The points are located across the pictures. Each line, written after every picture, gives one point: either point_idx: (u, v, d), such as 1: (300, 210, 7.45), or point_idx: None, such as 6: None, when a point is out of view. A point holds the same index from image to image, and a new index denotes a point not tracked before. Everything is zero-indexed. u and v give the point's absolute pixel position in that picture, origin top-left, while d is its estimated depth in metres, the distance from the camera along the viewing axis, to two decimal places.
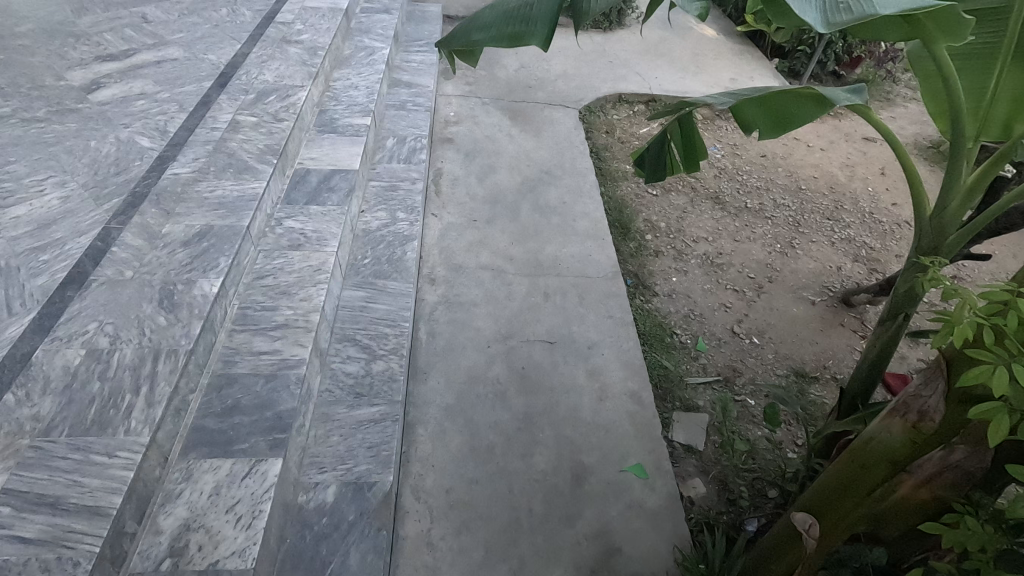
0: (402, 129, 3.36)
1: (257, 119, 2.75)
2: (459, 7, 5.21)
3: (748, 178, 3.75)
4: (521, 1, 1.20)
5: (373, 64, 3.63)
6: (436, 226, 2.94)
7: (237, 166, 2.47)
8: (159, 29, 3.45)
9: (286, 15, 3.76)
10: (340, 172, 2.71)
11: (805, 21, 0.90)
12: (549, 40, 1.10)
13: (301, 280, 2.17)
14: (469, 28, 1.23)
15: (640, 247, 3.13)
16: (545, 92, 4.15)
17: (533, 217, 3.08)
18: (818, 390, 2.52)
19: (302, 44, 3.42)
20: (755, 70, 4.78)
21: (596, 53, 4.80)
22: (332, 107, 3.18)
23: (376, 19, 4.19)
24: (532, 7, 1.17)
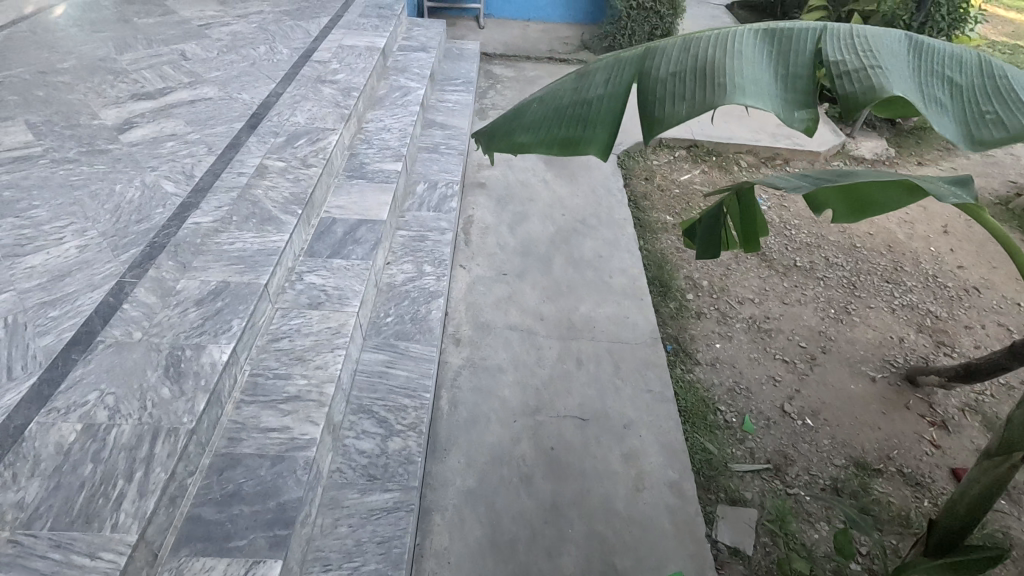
0: (434, 174, 3.25)
1: (285, 164, 2.67)
2: (497, 45, 5.16)
3: (797, 234, 3.53)
4: (569, 97, 1.17)
5: (407, 105, 3.56)
6: (464, 278, 2.79)
7: (260, 215, 2.37)
8: (197, 67, 3.45)
9: (323, 54, 3.74)
10: (367, 222, 2.59)
11: (953, 140, 1.04)
12: (610, 149, 1.11)
13: (317, 344, 2.04)
14: (514, 129, 1.18)
15: (680, 308, 2.92)
16: None
17: (566, 270, 2.90)
18: (882, 485, 2.24)
19: (336, 84, 3.36)
20: None
21: None
22: (363, 150, 3.10)
23: (413, 58, 4.15)
24: (584, 106, 1.15)
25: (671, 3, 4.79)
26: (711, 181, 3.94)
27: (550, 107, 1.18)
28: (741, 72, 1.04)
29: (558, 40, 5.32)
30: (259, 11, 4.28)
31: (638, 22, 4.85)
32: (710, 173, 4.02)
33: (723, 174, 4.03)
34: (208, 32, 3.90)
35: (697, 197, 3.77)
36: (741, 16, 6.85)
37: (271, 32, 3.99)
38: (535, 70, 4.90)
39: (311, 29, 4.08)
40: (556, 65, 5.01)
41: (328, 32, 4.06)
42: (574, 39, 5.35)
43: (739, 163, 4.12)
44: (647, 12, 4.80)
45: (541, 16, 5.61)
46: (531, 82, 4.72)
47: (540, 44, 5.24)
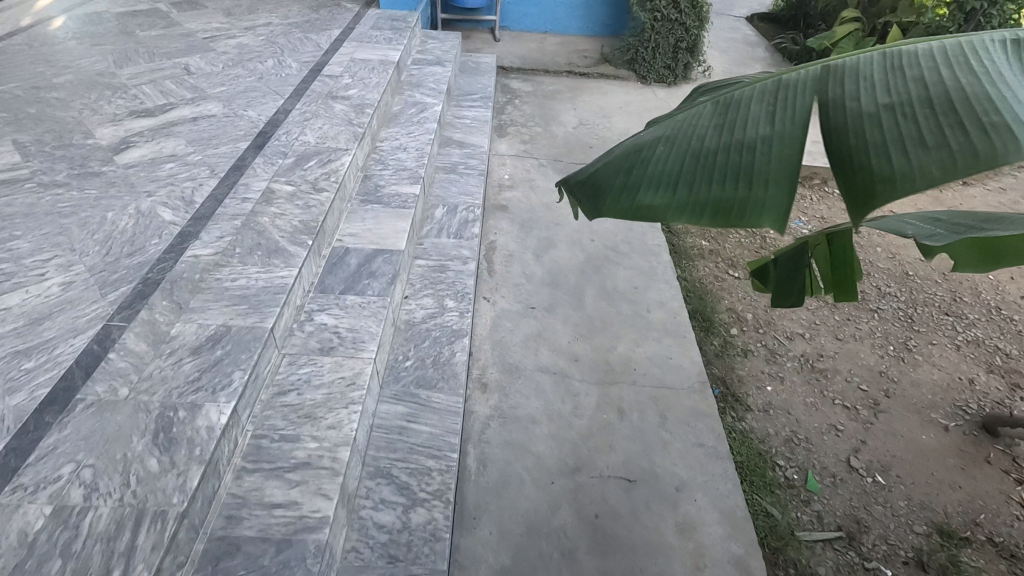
0: (453, 197, 3.02)
1: (294, 188, 2.44)
2: (513, 57, 4.96)
3: None
4: (720, 138, 0.83)
5: (424, 122, 3.35)
6: (488, 312, 2.54)
7: (266, 246, 2.13)
8: (201, 82, 3.24)
9: (334, 69, 3.53)
10: (383, 252, 2.36)
11: None
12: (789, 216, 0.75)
13: (330, 398, 1.78)
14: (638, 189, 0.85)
15: (726, 344, 2.66)
16: None
17: (600, 303, 2.66)
18: (972, 557, 1.96)
19: (349, 101, 3.16)
20: None
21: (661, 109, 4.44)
22: (377, 171, 2.87)
23: (428, 72, 3.94)
24: (746, 151, 0.80)
25: (698, 15, 4.58)
26: None
27: (691, 154, 0.84)
28: (1005, 94, 0.73)
29: (577, 53, 5.12)
30: (267, 23, 4.09)
31: (663, 34, 4.63)
32: None
33: None
34: (213, 45, 3.71)
35: None
36: (762, 29, 6.66)
37: (280, 45, 3.79)
38: (554, 84, 4.69)
39: (321, 41, 3.88)
40: (576, 78, 4.79)
41: (339, 45, 3.86)
42: (593, 51, 5.15)
43: None
44: (672, 23, 4.59)
45: (559, 28, 5.41)
46: (550, 97, 4.51)
47: (559, 57, 5.04)
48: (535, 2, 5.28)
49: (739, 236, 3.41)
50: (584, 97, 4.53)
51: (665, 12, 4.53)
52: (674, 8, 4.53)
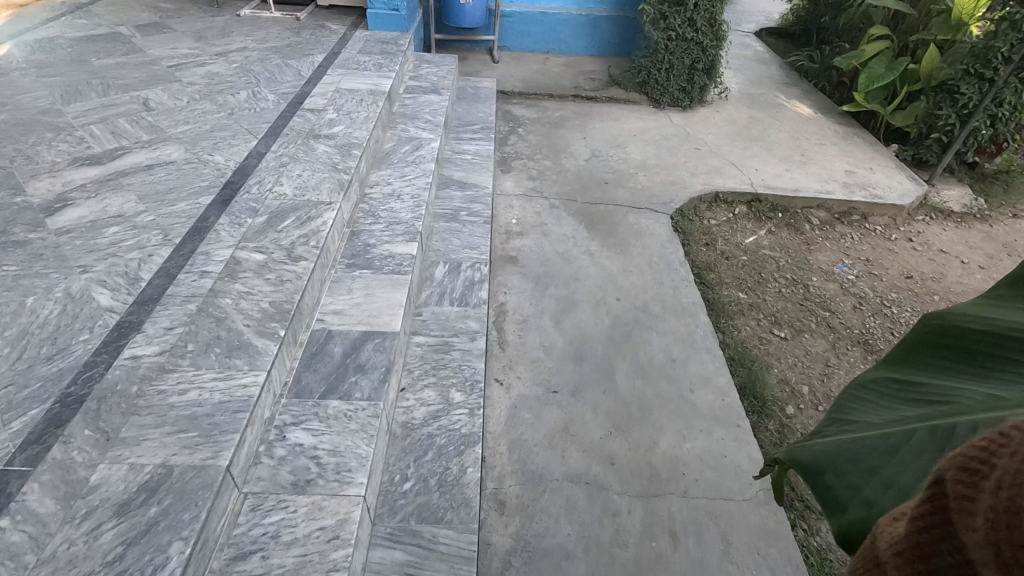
0: (456, 252, 2.60)
1: (265, 257, 2.02)
2: (515, 81, 4.58)
3: (899, 314, 2.91)
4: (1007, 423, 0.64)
5: (419, 162, 2.94)
6: (502, 400, 2.11)
7: (226, 339, 1.70)
8: (161, 121, 2.82)
9: (317, 101, 3.12)
10: (373, 336, 1.94)
11: None
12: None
13: (305, 562, 1.35)
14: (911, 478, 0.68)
15: (784, 429, 2.23)
16: (625, 191, 3.42)
17: (634, 382, 2.23)
18: None
19: (333, 140, 2.75)
20: (872, 160, 3.97)
21: (678, 137, 4.06)
22: (366, 226, 2.45)
23: (423, 102, 3.54)
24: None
25: (715, 34, 4.21)
26: (781, 242, 3.32)
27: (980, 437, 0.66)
28: None
29: (583, 74, 4.75)
30: (242, 48, 3.68)
31: (677, 55, 4.25)
32: (779, 233, 3.39)
33: (793, 233, 3.41)
34: (179, 74, 3.28)
35: (768, 265, 3.14)
36: (773, 45, 6.34)
37: (255, 74, 3.37)
38: (560, 111, 4.31)
39: (302, 69, 3.47)
40: (583, 104, 4.43)
41: (323, 73, 3.45)
42: (600, 72, 4.79)
43: (810, 220, 3.50)
44: (688, 43, 4.22)
45: (563, 48, 5.04)
46: (557, 125, 4.12)
47: (564, 80, 4.66)
48: (538, 21, 4.91)
49: (780, 284, 3.01)
50: (594, 124, 4.15)
51: (680, 31, 4.15)
52: (690, 26, 4.15)
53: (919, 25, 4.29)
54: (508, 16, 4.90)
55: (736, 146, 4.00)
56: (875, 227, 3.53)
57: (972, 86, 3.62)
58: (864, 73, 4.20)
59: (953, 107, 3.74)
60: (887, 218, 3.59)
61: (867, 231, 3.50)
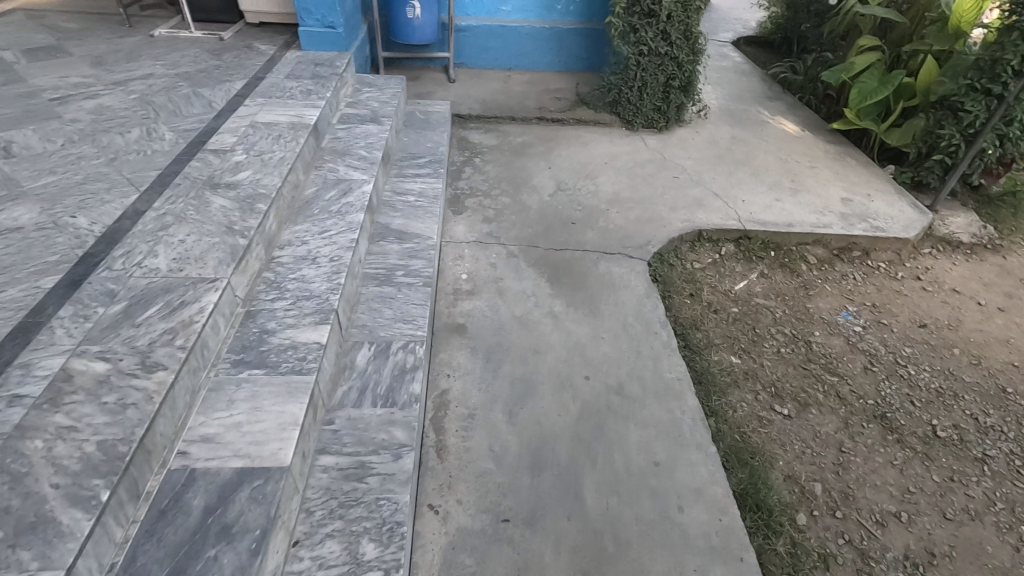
0: (386, 327, 2.11)
1: (108, 368, 1.51)
2: (473, 102, 4.12)
3: (917, 376, 2.48)
4: None
5: (346, 210, 2.45)
6: (436, 538, 1.63)
7: (17, 515, 1.18)
8: (22, 172, 2.30)
9: (224, 139, 2.62)
10: (252, 477, 1.43)
11: None
12: None
13: None
14: None
15: (796, 552, 1.78)
16: (595, 231, 2.97)
17: (608, 501, 1.76)
18: None
19: (235, 191, 2.25)
20: (869, 185, 3.58)
21: (654, 164, 3.63)
22: (267, 303, 1.95)
23: (359, 134, 3.05)
24: None
25: (691, 47, 3.79)
26: (775, 288, 2.89)
27: None
28: None
29: (548, 93, 4.30)
30: (147, 75, 3.16)
31: (651, 71, 3.82)
32: (772, 276, 2.97)
33: (788, 276, 2.98)
34: (61, 109, 2.76)
35: (763, 317, 2.70)
36: (752, 55, 5.98)
37: (156, 106, 2.86)
38: (522, 136, 3.86)
39: (215, 99, 2.97)
40: (548, 127, 3.99)
41: (238, 103, 2.95)
42: (568, 91, 4.35)
43: (806, 259, 3.08)
44: (662, 58, 3.79)
45: (526, 64, 4.59)
46: (518, 153, 3.66)
47: (527, 100, 4.22)
48: (497, 35, 4.45)
49: (777, 343, 2.57)
50: (560, 151, 3.70)
51: (652, 45, 3.71)
52: (663, 40, 3.71)
53: (911, 35, 3.91)
54: (465, 31, 4.44)
55: (719, 173, 3.57)
56: (878, 265, 3.12)
57: (978, 103, 3.21)
58: (855, 88, 3.80)
59: (957, 125, 3.35)
60: (890, 253, 3.18)
61: (870, 269, 3.09)
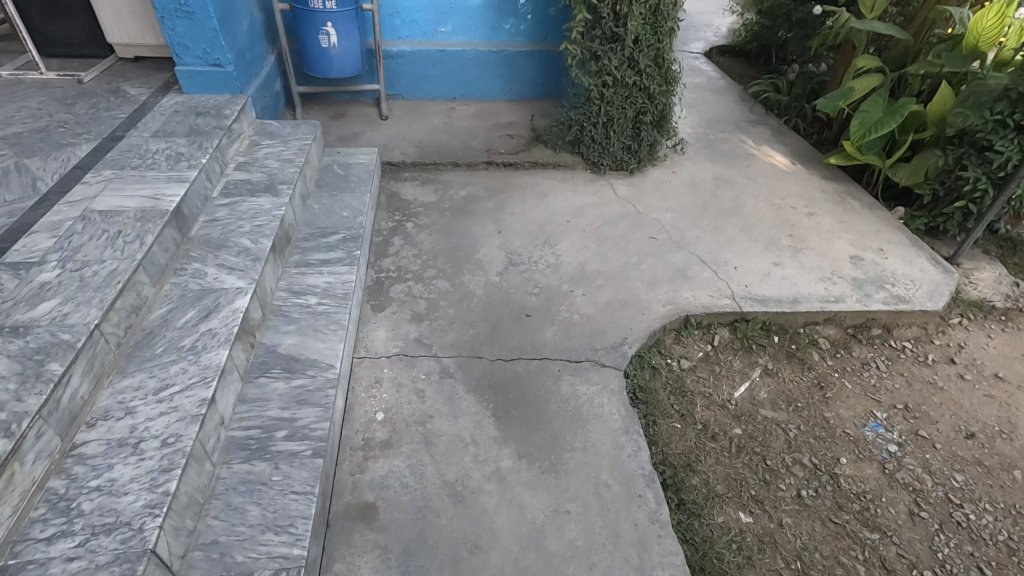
0: (245, 544, 1.43)
1: None
2: (408, 145, 3.44)
3: (979, 522, 1.91)
4: None
5: (205, 344, 1.75)
6: None
7: None
8: None
9: (38, 242, 1.91)
10: None
11: None
12: None
13: None
14: None
15: None
16: (556, 325, 2.33)
17: None
18: None
19: (20, 339, 1.53)
20: (880, 237, 3.03)
21: (626, 221, 3.01)
22: (40, 547, 1.25)
23: (245, 211, 2.34)
24: None
25: (664, 76, 3.17)
26: (784, 391, 2.29)
27: None
28: None
29: (498, 129, 3.65)
30: None
31: (617, 105, 3.20)
32: (779, 373, 2.37)
33: (798, 370, 2.39)
34: None
35: (774, 441, 2.09)
36: (727, 68, 5.40)
37: None
38: (467, 188, 3.20)
39: (45, 175, 2.24)
40: (499, 175, 3.34)
41: (76, 180, 2.23)
42: (522, 125, 3.71)
43: (817, 345, 2.49)
44: (630, 89, 3.16)
45: (473, 92, 3.93)
46: (461, 212, 3.00)
47: (474, 138, 3.55)
48: (436, 61, 3.77)
49: (796, 481, 1.96)
50: (512, 208, 3.06)
51: (617, 74, 3.08)
52: (630, 67, 3.09)
53: (916, 53, 3.39)
54: (397, 57, 3.74)
55: (704, 230, 2.97)
56: (903, 345, 2.55)
57: (1009, 142, 2.67)
58: (855, 118, 3.25)
59: (983, 166, 2.80)
60: (915, 328, 2.62)
61: (894, 353, 2.52)
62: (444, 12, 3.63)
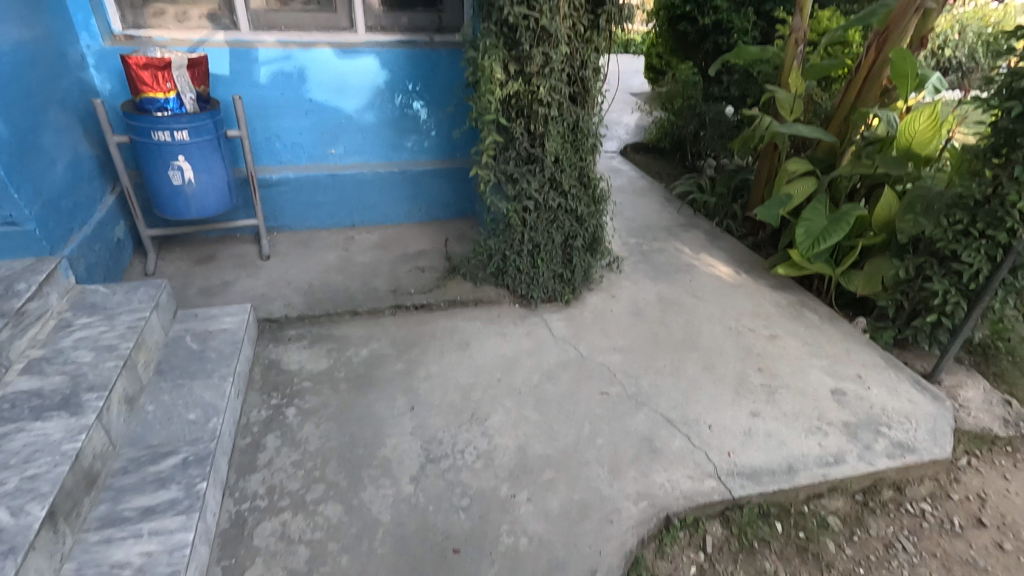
0: None
1: None
2: (293, 292, 2.78)
3: None
4: None
5: None
6: None
7: None
8: None
9: None
10: None
11: None
12: None
13: None
14: None
15: None
16: (497, 563, 1.67)
17: None
18: None
19: None
20: (853, 359, 2.66)
21: (569, 371, 2.46)
22: None
23: (14, 451, 1.55)
24: None
25: (591, 196, 2.77)
26: None
27: None
28: None
29: (406, 261, 3.08)
30: None
31: (542, 230, 2.74)
32: None
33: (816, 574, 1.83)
34: None
35: None
36: (644, 166, 5.24)
37: None
38: (368, 343, 2.56)
39: None
40: (409, 319, 2.73)
41: None
42: (436, 253, 3.17)
43: (828, 528, 1.96)
44: (555, 211, 2.72)
45: (374, 217, 3.38)
46: (361, 382, 2.33)
47: (378, 275, 2.95)
48: (327, 186, 3.21)
49: None
50: (428, 367, 2.43)
51: (539, 198, 2.64)
52: (552, 189, 2.66)
53: (841, 153, 3.24)
54: (279, 184, 3.14)
55: (662, 374, 2.47)
56: (922, 510, 2.08)
57: (976, 252, 2.41)
58: (798, 226, 2.97)
59: (949, 277, 2.53)
60: (927, 482, 2.17)
61: (914, 522, 2.03)
62: (333, 132, 3.13)
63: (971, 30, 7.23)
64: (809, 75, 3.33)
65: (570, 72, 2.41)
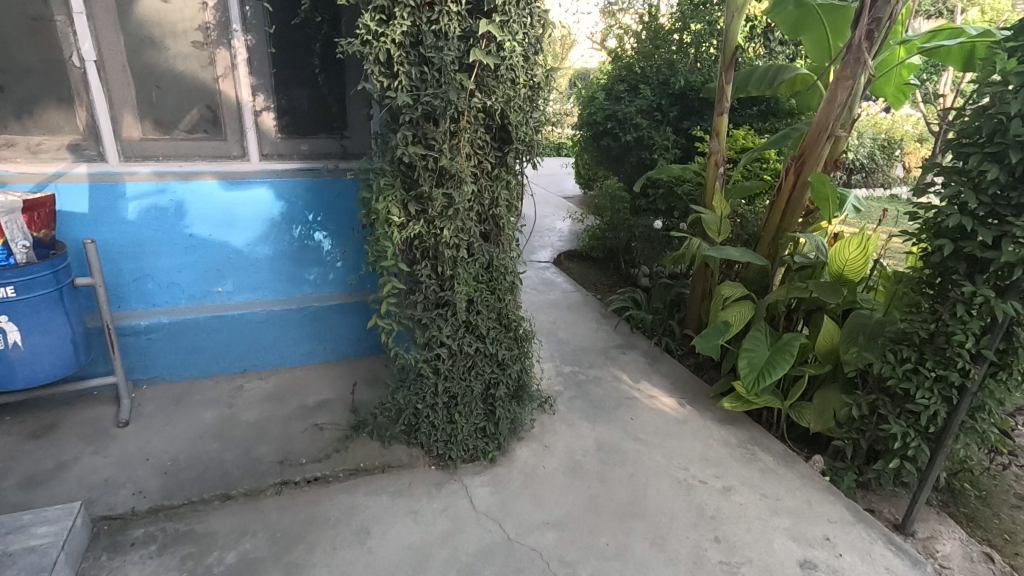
0: None
1: None
2: (150, 472, 2.24)
3: None
4: None
5: None
6: None
7: None
8: None
9: None
10: None
11: None
12: None
13: None
14: None
15: None
16: None
17: None
18: None
19: None
20: (817, 515, 2.33)
21: (493, 563, 2.00)
22: None
23: None
24: None
25: (513, 338, 2.45)
26: None
27: None
28: None
29: (301, 417, 2.61)
30: None
31: (458, 381, 2.36)
32: None
33: None
34: None
35: None
36: (579, 277, 5.08)
37: None
38: (239, 542, 2.02)
39: None
40: (298, 500, 2.22)
41: None
42: (340, 403, 2.72)
43: None
44: (472, 359, 2.37)
45: (269, 360, 2.93)
46: None
47: (264, 440, 2.45)
48: (210, 330, 2.76)
49: None
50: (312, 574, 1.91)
51: (451, 347, 2.29)
52: (467, 335, 2.33)
53: (773, 274, 3.12)
54: (149, 331, 2.66)
55: (605, 558, 2.05)
56: None
57: (931, 393, 2.20)
58: (740, 357, 2.75)
59: (906, 419, 2.30)
60: None
61: None
62: (219, 270, 2.74)
63: (869, 136, 7.74)
64: (733, 194, 3.30)
65: (479, 211, 2.16)
